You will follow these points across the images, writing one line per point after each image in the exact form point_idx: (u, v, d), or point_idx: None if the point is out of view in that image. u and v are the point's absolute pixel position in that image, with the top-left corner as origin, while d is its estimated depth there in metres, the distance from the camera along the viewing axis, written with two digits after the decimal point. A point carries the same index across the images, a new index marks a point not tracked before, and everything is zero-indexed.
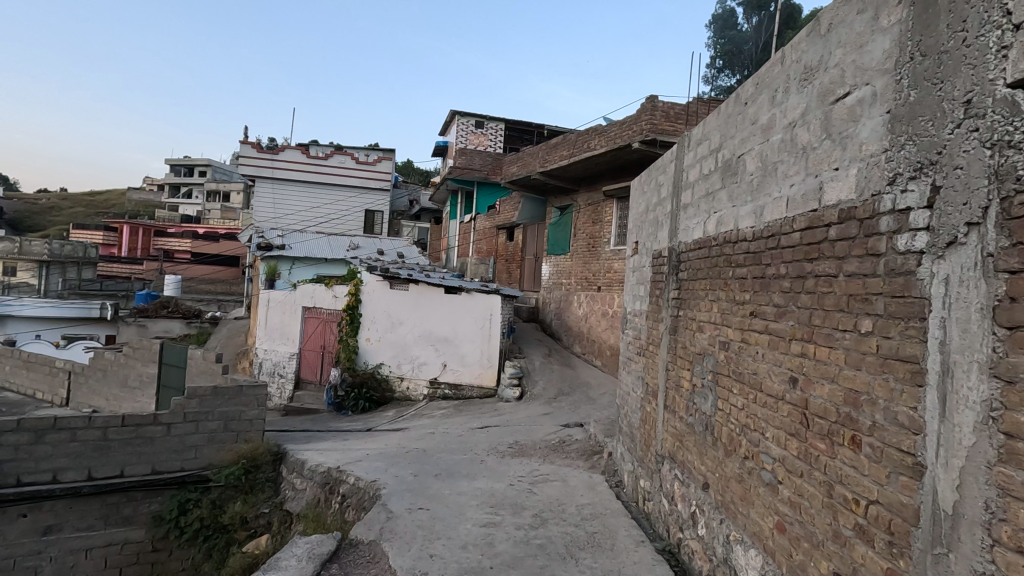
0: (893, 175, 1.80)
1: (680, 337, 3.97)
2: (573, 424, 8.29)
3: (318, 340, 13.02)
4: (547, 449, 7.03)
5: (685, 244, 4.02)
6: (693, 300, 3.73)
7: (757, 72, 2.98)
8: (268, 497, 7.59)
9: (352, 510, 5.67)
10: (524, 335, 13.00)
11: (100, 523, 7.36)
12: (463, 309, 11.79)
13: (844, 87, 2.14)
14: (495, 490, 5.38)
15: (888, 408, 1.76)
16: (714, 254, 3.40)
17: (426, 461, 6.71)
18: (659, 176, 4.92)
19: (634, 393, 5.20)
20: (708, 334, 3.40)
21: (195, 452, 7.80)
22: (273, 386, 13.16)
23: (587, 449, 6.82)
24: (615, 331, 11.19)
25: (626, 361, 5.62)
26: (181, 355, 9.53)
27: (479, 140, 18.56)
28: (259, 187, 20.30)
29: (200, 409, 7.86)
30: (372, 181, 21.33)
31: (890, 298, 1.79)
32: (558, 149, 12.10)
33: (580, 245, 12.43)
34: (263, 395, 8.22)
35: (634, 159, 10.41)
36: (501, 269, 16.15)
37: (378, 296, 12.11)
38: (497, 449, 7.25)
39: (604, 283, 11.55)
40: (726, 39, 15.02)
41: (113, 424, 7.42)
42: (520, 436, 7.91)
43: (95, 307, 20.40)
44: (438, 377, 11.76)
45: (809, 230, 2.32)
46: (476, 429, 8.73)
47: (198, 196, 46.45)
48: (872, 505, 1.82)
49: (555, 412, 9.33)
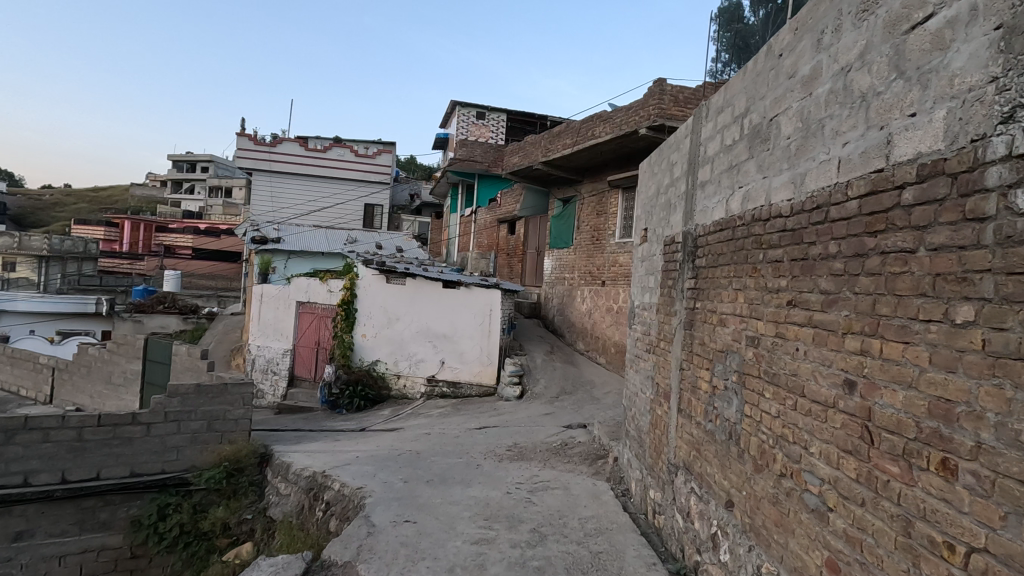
0: (1009, 110, 1.35)
1: (697, 332, 3.50)
2: (577, 425, 7.83)
3: (312, 336, 12.62)
4: (548, 452, 6.57)
5: (703, 226, 3.54)
6: (713, 290, 3.27)
7: (797, 15, 2.49)
8: (251, 502, 7.12)
9: (336, 519, 5.23)
10: (525, 331, 12.54)
11: (74, 528, 6.96)
12: (462, 304, 11.32)
13: (923, 10, 1.67)
14: (490, 499, 4.93)
15: (1002, 425, 1.32)
16: (740, 236, 2.93)
17: (418, 465, 6.28)
18: (670, 155, 4.46)
19: (642, 394, 4.74)
20: (732, 327, 2.95)
21: (177, 453, 7.37)
22: (266, 384, 12.80)
23: (591, 452, 6.36)
24: (620, 328, 10.71)
25: (633, 360, 5.17)
26: (166, 351, 9.14)
27: (481, 131, 18.08)
28: (256, 180, 19.87)
29: (182, 409, 7.43)
30: (372, 174, 20.89)
31: (1005, 276, 1.34)
32: (561, 138, 11.64)
33: (584, 238, 11.97)
34: (250, 394, 7.78)
35: (641, 146, 9.94)
36: (502, 263, 15.65)
37: (375, 291, 11.70)
38: (494, 452, 6.80)
39: (609, 277, 11.09)
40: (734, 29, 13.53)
41: (88, 424, 6.98)
42: (519, 437, 7.45)
43: (90, 302, 20.06)
44: (436, 374, 11.31)
45: (871, 196, 1.85)
46: (474, 429, 8.29)
47: (200, 192, 46.08)
48: (976, 553, 1.37)
49: (557, 412, 8.88)
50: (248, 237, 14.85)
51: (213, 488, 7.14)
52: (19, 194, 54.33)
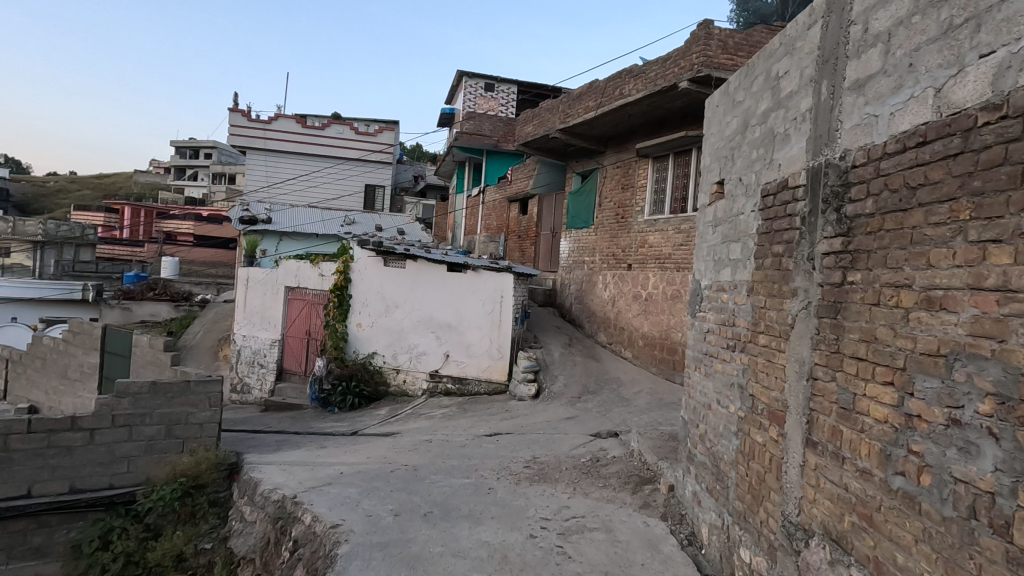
0: None
1: (852, 321, 2.18)
2: (606, 433, 6.51)
3: (303, 325, 11.34)
4: (576, 472, 5.26)
5: (864, 147, 2.19)
6: (898, 250, 1.95)
7: None
8: (211, 528, 5.69)
9: (301, 569, 3.95)
10: (539, 321, 11.18)
11: (2, 556, 5.76)
12: (468, 290, 9.92)
13: None
14: (508, 548, 3.69)
15: None
16: (995, 140, 1.58)
17: (413, 489, 4.99)
18: (773, 66, 3.08)
19: (721, 409, 3.45)
20: (972, 314, 1.62)
21: (127, 464, 6.12)
22: (253, 378, 11.60)
23: (631, 473, 5.02)
24: (649, 317, 9.37)
25: (700, 360, 3.89)
26: (125, 343, 7.87)
27: (488, 104, 16.56)
28: (250, 159, 18.61)
29: (134, 411, 6.16)
30: (372, 153, 19.48)
31: None
32: (581, 100, 10.23)
33: (606, 216, 10.58)
34: (217, 394, 6.53)
35: (678, 106, 8.55)
36: (513, 246, 14.28)
37: (371, 275, 10.49)
38: (509, 470, 5.52)
39: (636, 260, 9.74)
40: (751, 10, 12.16)
41: (15, 431, 5.70)
42: (538, 449, 6.16)
43: (76, 288, 18.81)
44: (440, 369, 10.00)
45: None
46: (483, 436, 7.02)
47: (204, 178, 44.83)
48: None
49: (580, 416, 7.53)
50: (235, 216, 13.67)
51: (165, 510, 5.77)
52: (23, 180, 53.52)
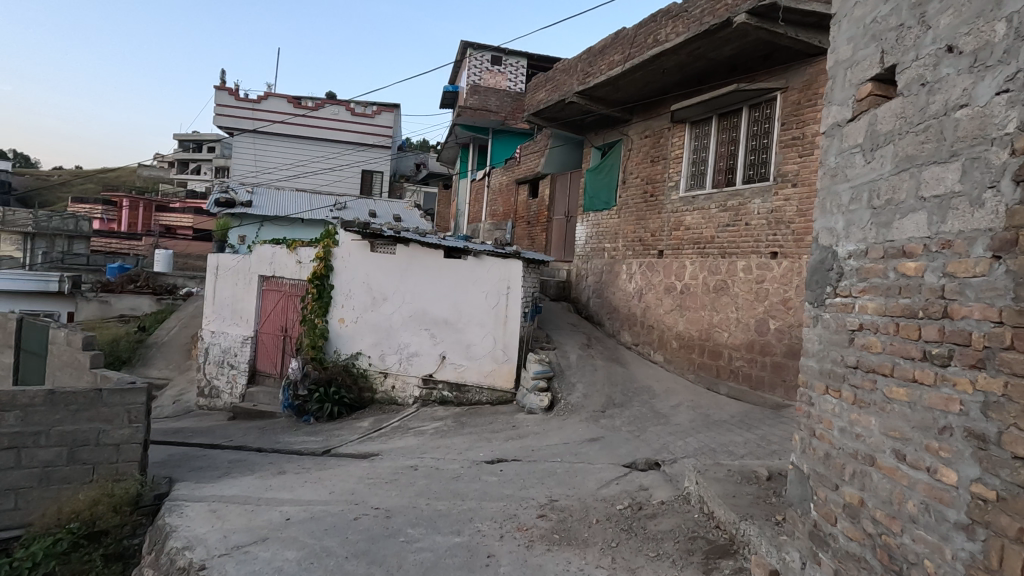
0: None
1: None
2: (645, 464, 4.93)
3: (278, 320, 9.80)
4: (612, 529, 3.67)
5: None
6: None
7: None
8: None
9: None
10: (552, 317, 9.59)
11: None
12: (468, 280, 8.33)
13: None
14: None
15: None
16: None
17: (379, 555, 3.45)
18: None
19: (911, 471, 1.89)
20: None
21: (13, 499, 4.53)
22: (222, 380, 10.12)
23: (696, 535, 3.43)
24: (685, 312, 7.79)
25: (842, 378, 2.30)
26: (42, 339, 6.33)
27: (496, 79, 14.57)
28: (238, 141, 17.16)
29: (22, 429, 4.55)
30: (370, 136, 17.97)
31: None
32: (605, 56, 8.68)
33: (632, 195, 8.97)
34: (140, 407, 4.90)
35: (726, 54, 6.98)
36: (521, 234, 12.69)
37: (356, 262, 8.97)
38: (518, 520, 3.96)
39: (669, 245, 8.15)
40: None
41: None
42: (556, 486, 4.60)
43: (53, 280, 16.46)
44: (434, 373, 8.43)
45: None
46: (484, 464, 5.44)
47: (207, 173, 43.65)
48: None
49: (607, 438, 5.94)
50: (211, 198, 12.24)
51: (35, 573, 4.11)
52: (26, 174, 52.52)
